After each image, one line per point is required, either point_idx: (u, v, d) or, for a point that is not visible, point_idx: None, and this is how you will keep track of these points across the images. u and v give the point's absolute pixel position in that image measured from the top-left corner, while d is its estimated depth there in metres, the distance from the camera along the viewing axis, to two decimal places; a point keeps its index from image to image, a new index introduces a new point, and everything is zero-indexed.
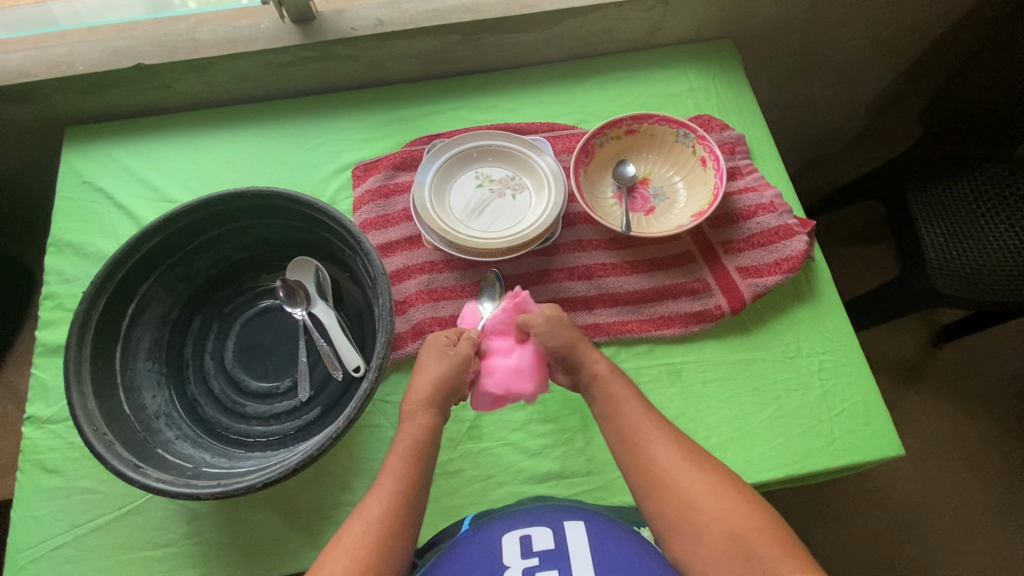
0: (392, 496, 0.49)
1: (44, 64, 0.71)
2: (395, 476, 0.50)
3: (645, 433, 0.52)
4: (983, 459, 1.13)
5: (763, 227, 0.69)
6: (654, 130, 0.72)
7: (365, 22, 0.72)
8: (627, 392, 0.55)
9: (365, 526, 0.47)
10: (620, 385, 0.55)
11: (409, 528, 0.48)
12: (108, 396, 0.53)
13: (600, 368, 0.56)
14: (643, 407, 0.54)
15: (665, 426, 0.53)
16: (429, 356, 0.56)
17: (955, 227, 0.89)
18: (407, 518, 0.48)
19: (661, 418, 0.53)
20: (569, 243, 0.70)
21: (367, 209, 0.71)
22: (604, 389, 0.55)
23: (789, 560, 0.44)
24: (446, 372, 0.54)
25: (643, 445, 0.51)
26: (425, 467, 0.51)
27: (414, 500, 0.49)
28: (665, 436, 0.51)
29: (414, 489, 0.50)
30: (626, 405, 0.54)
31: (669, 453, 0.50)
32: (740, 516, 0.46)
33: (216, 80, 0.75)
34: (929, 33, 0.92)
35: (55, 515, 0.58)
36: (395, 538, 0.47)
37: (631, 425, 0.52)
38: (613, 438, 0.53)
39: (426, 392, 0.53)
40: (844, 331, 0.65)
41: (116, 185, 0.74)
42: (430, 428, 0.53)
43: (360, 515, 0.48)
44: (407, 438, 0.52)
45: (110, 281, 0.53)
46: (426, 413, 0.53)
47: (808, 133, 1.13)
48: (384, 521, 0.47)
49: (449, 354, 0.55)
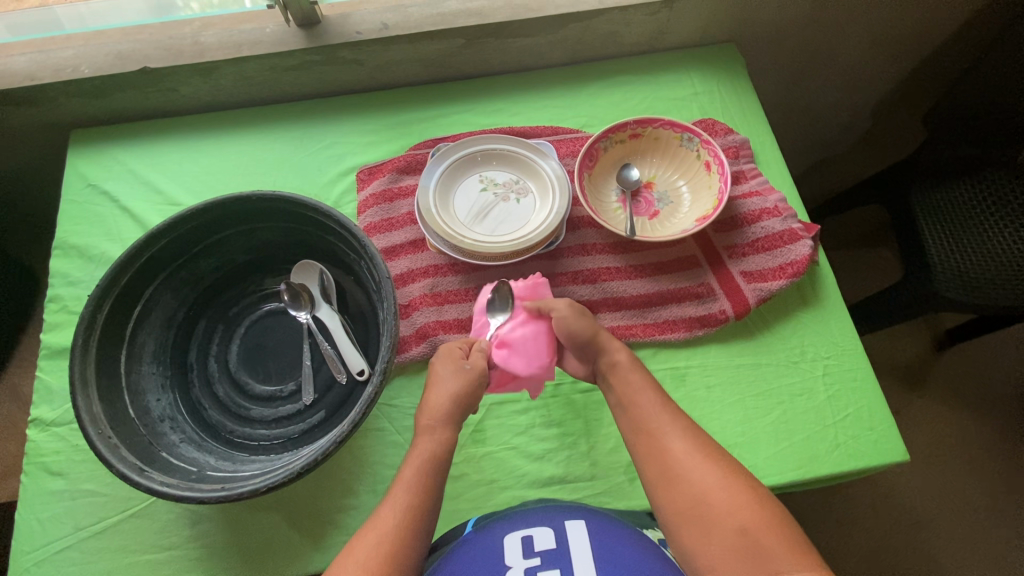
0: (408, 508, 0.49)
1: (50, 68, 0.71)
2: (409, 489, 0.50)
3: (661, 424, 0.52)
4: (986, 464, 1.13)
5: (768, 231, 0.69)
6: (658, 134, 0.73)
7: (370, 26, 0.72)
8: (644, 384, 0.55)
9: (378, 536, 0.47)
10: (640, 375, 0.56)
11: (421, 539, 0.48)
12: (113, 399, 0.53)
13: (621, 356, 0.57)
14: (660, 398, 0.54)
15: (681, 419, 0.53)
16: (446, 369, 0.56)
17: (959, 228, 0.89)
18: (418, 527, 0.48)
19: (679, 411, 0.54)
20: (573, 246, 0.70)
21: (371, 212, 0.71)
22: (622, 379, 0.55)
23: (798, 560, 0.44)
24: (463, 389, 0.55)
25: (658, 435, 0.51)
26: (440, 482, 0.52)
27: (428, 513, 0.49)
28: (680, 428, 0.52)
29: (430, 501, 0.50)
30: (643, 396, 0.54)
31: (683, 444, 0.50)
32: (750, 512, 0.46)
33: (222, 84, 0.76)
34: (933, 38, 0.92)
35: (59, 518, 0.58)
36: (411, 549, 0.47)
37: (645, 415, 0.53)
38: (628, 429, 0.54)
39: (444, 408, 0.54)
40: (848, 334, 0.65)
41: (120, 188, 0.74)
42: (447, 443, 0.53)
43: (375, 526, 0.48)
44: (425, 453, 0.52)
45: (117, 283, 0.54)
46: (445, 429, 0.53)
47: (813, 137, 1.13)
48: (401, 532, 0.47)
49: (465, 369, 0.55)
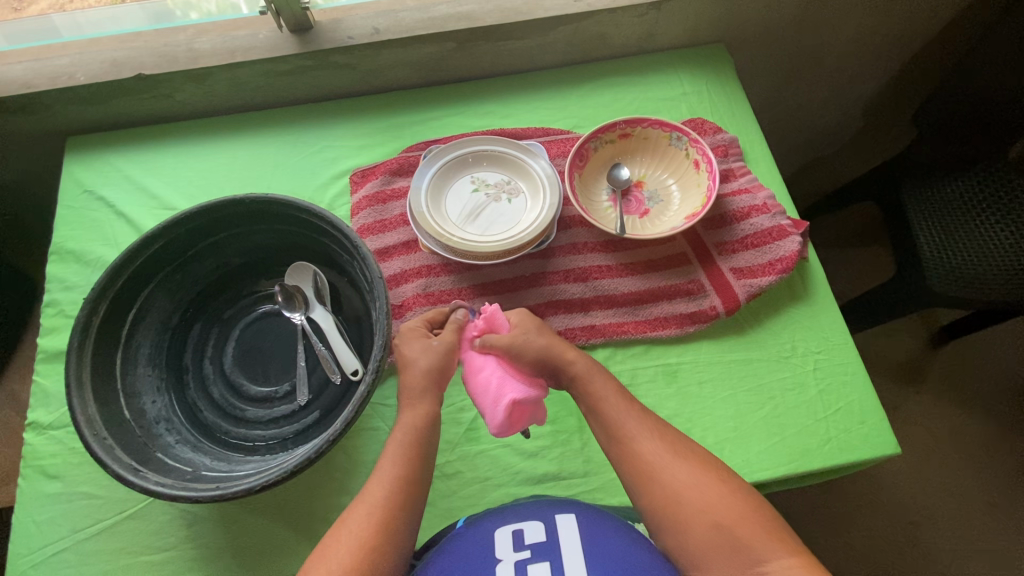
0: (396, 478, 0.49)
1: (46, 76, 0.72)
2: (395, 462, 0.50)
3: (629, 427, 0.51)
4: (984, 458, 1.13)
5: (757, 227, 0.70)
6: (647, 133, 0.73)
7: (362, 31, 0.73)
8: (609, 388, 0.54)
9: (369, 511, 0.48)
10: (602, 380, 0.54)
11: (411, 507, 0.49)
12: (109, 401, 0.54)
13: (579, 365, 0.55)
14: (624, 400, 0.53)
15: (647, 418, 0.52)
16: (411, 346, 0.55)
17: (949, 224, 0.90)
18: (406, 499, 0.49)
19: (643, 411, 0.53)
20: (564, 246, 0.70)
21: (364, 215, 0.72)
22: (587, 386, 0.54)
23: (777, 549, 0.45)
24: (438, 362, 0.54)
25: (628, 438, 0.51)
26: (428, 454, 0.52)
27: (418, 483, 0.50)
28: (648, 428, 0.51)
29: (418, 478, 0.50)
30: (608, 401, 0.53)
31: (654, 446, 0.50)
32: (724, 506, 0.47)
33: (216, 90, 0.77)
34: (918, 36, 0.93)
35: (55, 521, 0.59)
36: (401, 519, 0.48)
37: (614, 421, 0.52)
38: (600, 434, 0.53)
39: (421, 384, 0.53)
40: (838, 329, 0.65)
41: (116, 193, 0.75)
42: (429, 416, 0.53)
43: (364, 500, 0.49)
44: (408, 426, 0.52)
45: (111, 286, 0.54)
46: (425, 402, 0.53)
47: (805, 134, 1.14)
48: (388, 503, 0.48)
49: (435, 344, 0.55)
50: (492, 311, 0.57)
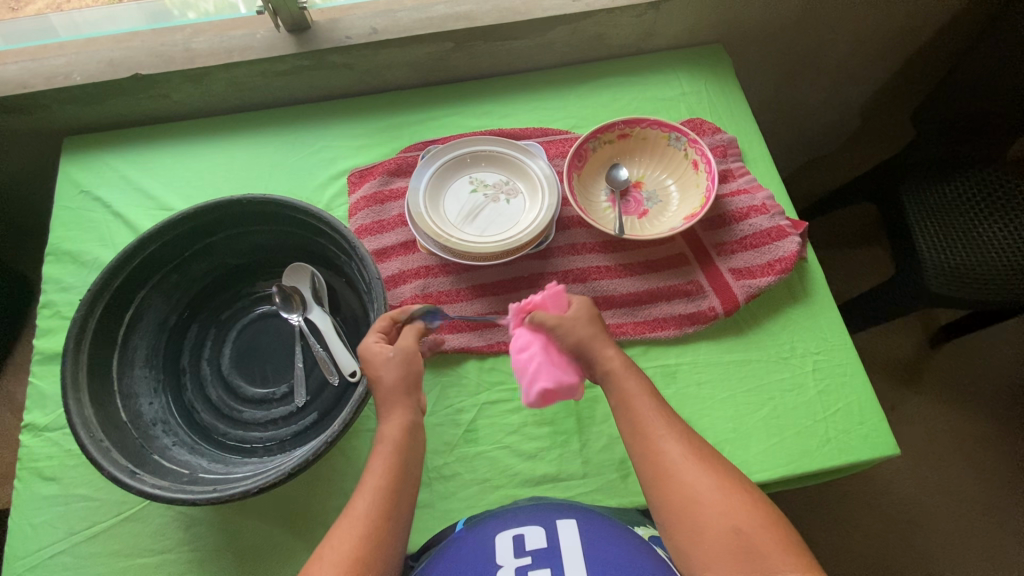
0: (378, 490, 0.48)
1: (42, 76, 0.72)
2: (379, 475, 0.49)
3: (656, 428, 0.51)
4: (982, 458, 1.13)
5: (756, 228, 0.70)
6: (646, 133, 0.73)
7: (359, 31, 0.73)
8: (639, 388, 0.54)
9: (352, 523, 0.47)
10: (634, 381, 0.54)
11: (399, 520, 0.48)
12: (105, 403, 0.53)
13: (614, 363, 0.55)
14: (656, 403, 0.53)
15: (675, 422, 0.52)
16: (372, 361, 0.51)
17: (953, 224, 0.89)
18: (391, 509, 0.48)
19: (672, 414, 0.53)
20: (563, 246, 0.70)
21: (362, 215, 0.72)
22: (617, 384, 0.54)
23: (790, 559, 0.44)
24: (395, 376, 0.51)
25: (653, 438, 0.51)
26: (411, 466, 0.50)
27: (405, 496, 0.49)
28: (675, 431, 0.51)
29: (401, 489, 0.49)
30: (637, 401, 0.53)
31: (679, 448, 0.50)
32: (742, 512, 0.46)
33: (213, 89, 0.76)
34: (916, 37, 0.93)
35: (51, 524, 0.58)
36: (386, 532, 0.47)
37: (642, 420, 0.52)
38: (625, 431, 0.53)
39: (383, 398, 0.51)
40: (837, 330, 0.65)
41: (112, 194, 0.74)
42: (405, 428, 0.51)
43: (348, 514, 0.48)
44: (388, 439, 0.51)
45: (109, 287, 0.54)
46: (395, 412, 0.51)
47: (803, 134, 1.14)
48: (374, 517, 0.47)
49: (389, 356, 0.51)
50: (553, 290, 0.57)
